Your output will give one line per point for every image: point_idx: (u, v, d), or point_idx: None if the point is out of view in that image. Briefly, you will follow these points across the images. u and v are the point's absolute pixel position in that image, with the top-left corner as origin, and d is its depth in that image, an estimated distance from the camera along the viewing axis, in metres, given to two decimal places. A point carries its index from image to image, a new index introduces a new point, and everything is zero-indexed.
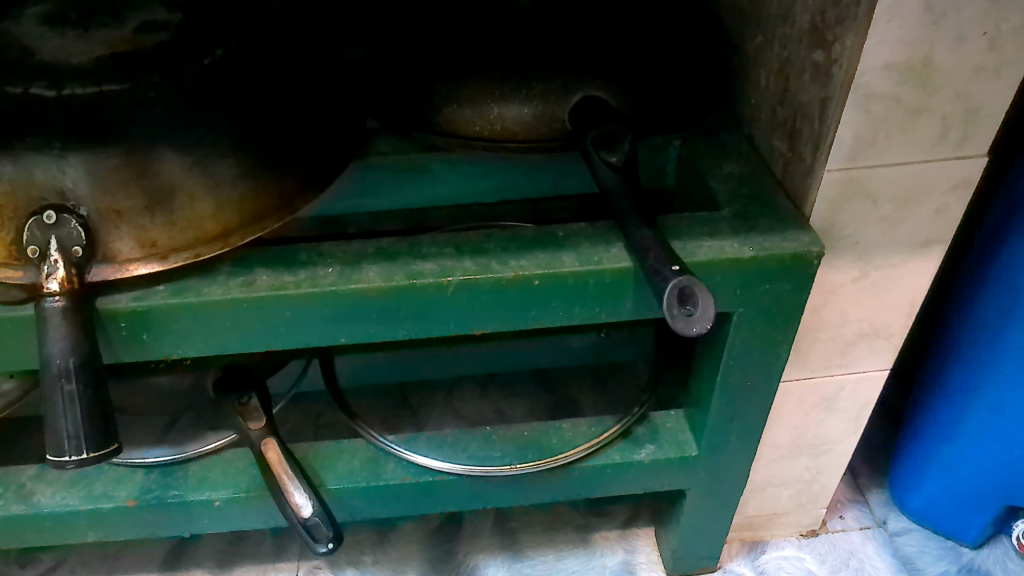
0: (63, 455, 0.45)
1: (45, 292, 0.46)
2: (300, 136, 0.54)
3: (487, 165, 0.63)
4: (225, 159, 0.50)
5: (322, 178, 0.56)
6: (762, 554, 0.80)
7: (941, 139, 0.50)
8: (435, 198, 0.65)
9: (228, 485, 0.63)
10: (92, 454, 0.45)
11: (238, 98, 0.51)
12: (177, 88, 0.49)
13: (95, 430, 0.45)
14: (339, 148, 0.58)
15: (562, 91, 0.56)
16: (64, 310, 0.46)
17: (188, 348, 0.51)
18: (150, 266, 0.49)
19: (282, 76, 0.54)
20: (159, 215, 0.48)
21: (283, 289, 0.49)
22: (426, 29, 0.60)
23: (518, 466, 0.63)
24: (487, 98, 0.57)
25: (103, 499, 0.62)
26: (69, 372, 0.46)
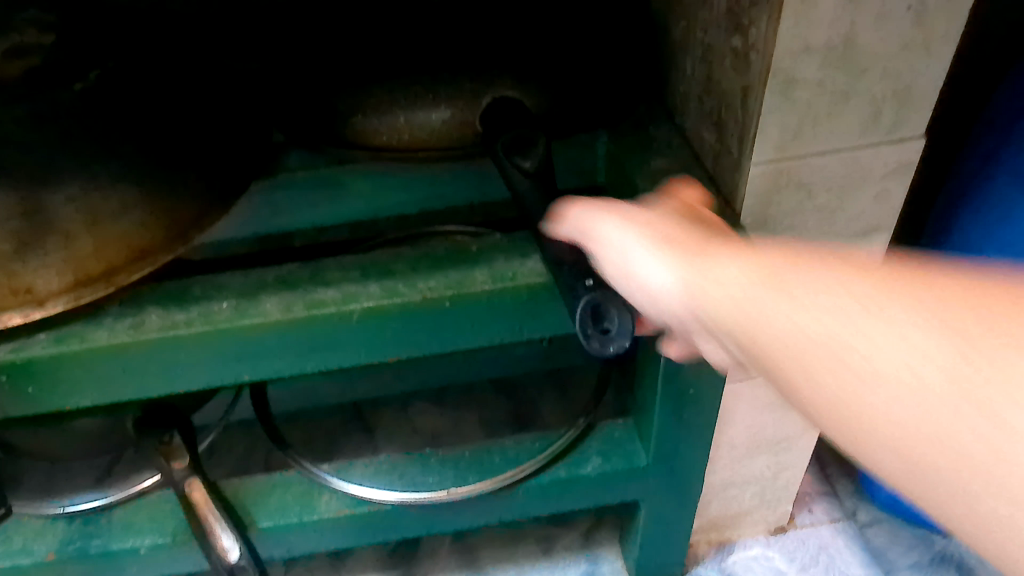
0: None
1: None
2: (191, 161, 0.50)
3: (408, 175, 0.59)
4: (105, 192, 0.46)
5: (221, 205, 0.52)
6: (730, 555, 0.77)
7: (873, 123, 0.47)
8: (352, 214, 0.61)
9: (154, 531, 0.59)
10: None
11: (120, 125, 0.46)
12: (46, 122, 0.44)
13: None
14: (241, 167, 0.53)
15: (473, 93, 0.52)
16: None
17: (81, 397, 0.48)
18: (27, 314, 0.45)
19: (171, 96, 0.49)
20: (31, 258, 0.44)
21: (172, 330, 0.45)
22: (328, 32, 0.56)
23: (456, 491, 0.60)
24: (397, 104, 0.53)
25: (20, 555, 0.58)
26: None
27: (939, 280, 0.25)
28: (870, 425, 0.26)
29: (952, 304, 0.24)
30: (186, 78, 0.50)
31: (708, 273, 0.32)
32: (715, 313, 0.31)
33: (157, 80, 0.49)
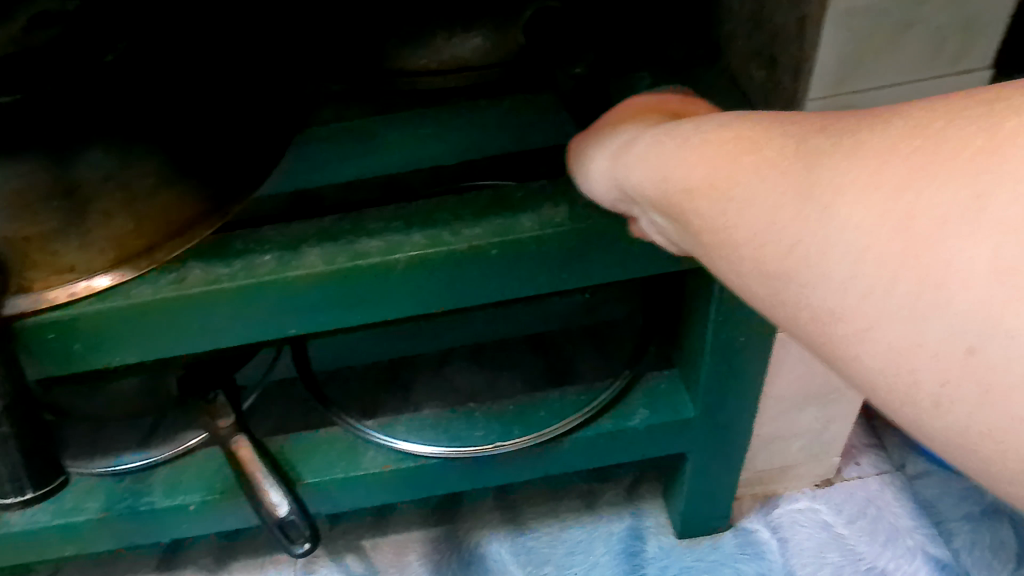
0: (9, 496, 0.45)
1: None
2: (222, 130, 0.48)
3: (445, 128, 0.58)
4: (141, 164, 0.45)
5: (256, 174, 0.52)
6: (776, 508, 0.76)
7: (937, 54, 0.44)
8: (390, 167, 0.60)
9: (202, 489, 0.60)
10: (34, 494, 0.45)
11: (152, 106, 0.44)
12: None
13: (35, 469, 0.44)
14: (275, 131, 0.53)
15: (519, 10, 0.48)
16: None
17: (126, 354, 0.48)
18: (70, 289, 0.45)
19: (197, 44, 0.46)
20: (72, 237, 0.44)
21: (216, 283, 0.45)
22: None
23: (501, 445, 0.59)
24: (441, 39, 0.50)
25: (72, 513, 0.59)
26: None
27: (864, 136, 0.24)
28: (811, 288, 0.24)
29: (885, 156, 0.23)
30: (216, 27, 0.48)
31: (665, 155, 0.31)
32: (675, 195, 0.30)
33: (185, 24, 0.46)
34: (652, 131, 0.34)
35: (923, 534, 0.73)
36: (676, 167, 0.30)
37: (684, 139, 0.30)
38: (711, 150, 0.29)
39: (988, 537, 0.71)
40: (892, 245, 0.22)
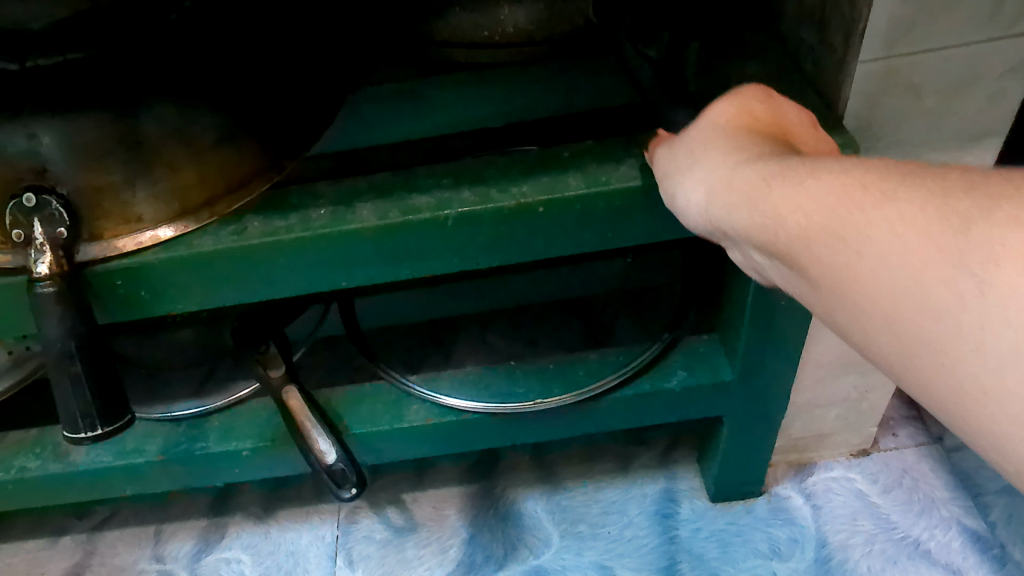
0: (79, 432, 0.46)
1: (34, 278, 0.45)
2: (280, 85, 0.51)
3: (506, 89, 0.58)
4: (203, 122, 0.47)
5: (311, 131, 0.54)
6: (810, 476, 0.77)
7: (993, 16, 0.44)
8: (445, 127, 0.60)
9: (253, 436, 0.62)
10: (105, 430, 0.46)
11: (215, 60, 0.47)
12: None
13: (106, 406, 0.46)
14: (327, 95, 0.55)
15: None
16: (56, 295, 0.45)
17: (188, 302, 0.50)
18: (138, 240, 0.48)
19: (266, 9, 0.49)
20: (140, 188, 0.47)
21: (274, 235, 0.47)
22: None
23: (540, 402, 0.61)
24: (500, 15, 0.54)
25: (133, 454, 0.62)
26: (72, 353, 0.45)
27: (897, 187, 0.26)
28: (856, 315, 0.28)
29: (915, 214, 0.25)
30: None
31: (785, 192, 0.30)
32: (794, 237, 0.29)
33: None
34: (758, 163, 0.32)
35: (959, 505, 0.73)
36: (794, 211, 0.29)
37: (807, 178, 0.29)
38: (837, 193, 0.27)
39: None
40: (958, 292, 0.24)
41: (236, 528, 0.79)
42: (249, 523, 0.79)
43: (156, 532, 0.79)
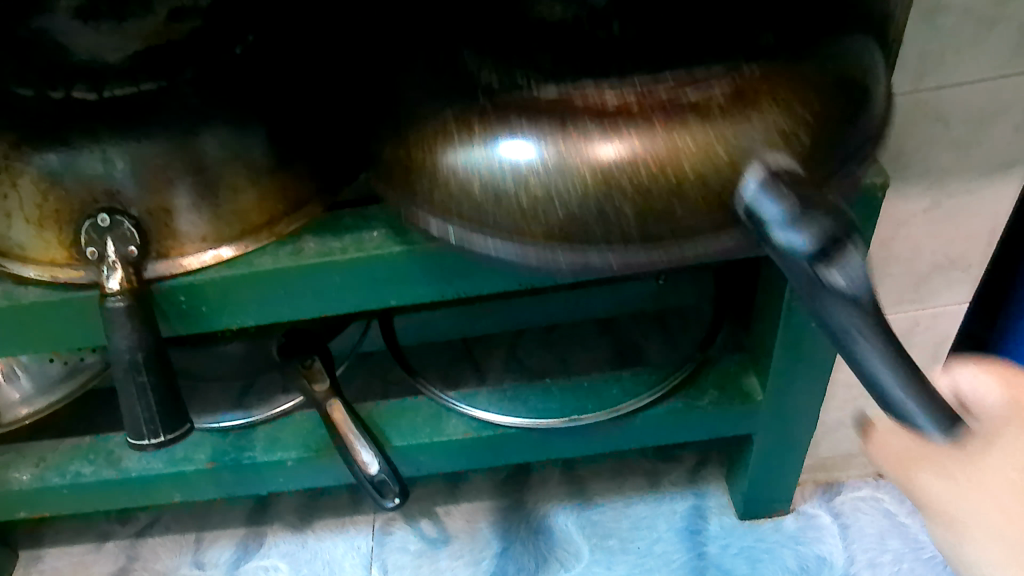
0: (143, 438, 0.48)
1: (107, 293, 0.48)
2: (329, 114, 0.55)
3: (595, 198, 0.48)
4: (261, 149, 0.51)
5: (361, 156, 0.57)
6: (837, 495, 0.78)
7: (1019, 50, 0.46)
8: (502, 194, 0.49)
9: (298, 446, 0.65)
10: (167, 438, 0.48)
11: (275, 90, 0.51)
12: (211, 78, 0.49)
13: (169, 415, 0.48)
14: None
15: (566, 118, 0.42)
16: (127, 308, 0.48)
17: (246, 317, 0.53)
18: (201, 259, 0.51)
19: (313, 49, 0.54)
20: (205, 209, 0.50)
21: (329, 255, 0.50)
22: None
23: (576, 418, 0.63)
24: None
25: (183, 462, 0.65)
26: (139, 365, 0.48)
27: None
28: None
29: None
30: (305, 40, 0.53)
31: None
32: None
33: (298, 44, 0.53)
34: None
35: None
36: None
37: None
38: None
39: None
40: None
41: (274, 537, 0.81)
42: (287, 532, 0.82)
43: (196, 540, 0.82)
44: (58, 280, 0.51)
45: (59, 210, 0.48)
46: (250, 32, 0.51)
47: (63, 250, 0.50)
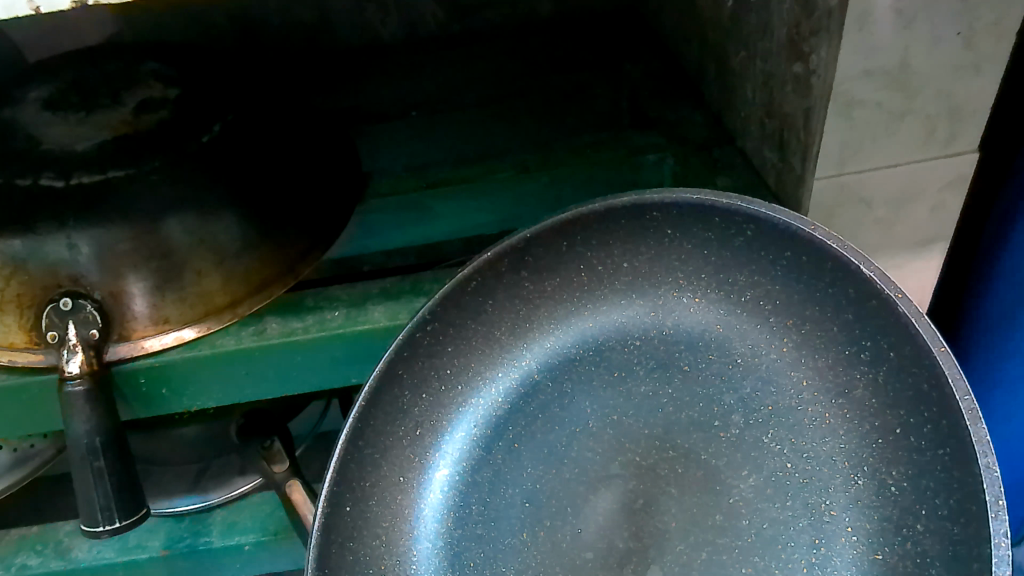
0: (97, 526, 0.48)
1: (66, 376, 0.48)
2: (293, 201, 0.56)
3: (504, 483, 0.49)
4: (228, 234, 0.52)
5: (323, 239, 0.58)
6: None
7: (929, 139, 0.51)
8: (518, 431, 0.50)
9: (256, 530, 0.64)
10: (124, 523, 0.48)
11: (237, 175, 0.53)
12: (179, 166, 0.51)
13: (125, 501, 0.48)
14: (339, 206, 0.60)
15: (906, 445, 0.40)
16: (85, 392, 0.48)
17: (208, 398, 0.53)
18: (163, 340, 0.51)
19: (267, 144, 0.57)
20: (169, 292, 0.51)
21: (292, 335, 0.51)
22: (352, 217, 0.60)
23: None
24: (512, 299, 0.51)
25: (136, 550, 0.64)
26: (96, 450, 0.48)
27: None
28: None
29: None
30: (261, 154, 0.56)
31: None
32: None
33: (256, 139, 0.56)
34: None
35: None
36: None
37: None
38: None
39: None
40: None
41: None
42: None
43: None
44: (16, 365, 0.50)
45: (20, 295, 0.49)
46: (216, 124, 0.55)
47: (23, 335, 0.50)
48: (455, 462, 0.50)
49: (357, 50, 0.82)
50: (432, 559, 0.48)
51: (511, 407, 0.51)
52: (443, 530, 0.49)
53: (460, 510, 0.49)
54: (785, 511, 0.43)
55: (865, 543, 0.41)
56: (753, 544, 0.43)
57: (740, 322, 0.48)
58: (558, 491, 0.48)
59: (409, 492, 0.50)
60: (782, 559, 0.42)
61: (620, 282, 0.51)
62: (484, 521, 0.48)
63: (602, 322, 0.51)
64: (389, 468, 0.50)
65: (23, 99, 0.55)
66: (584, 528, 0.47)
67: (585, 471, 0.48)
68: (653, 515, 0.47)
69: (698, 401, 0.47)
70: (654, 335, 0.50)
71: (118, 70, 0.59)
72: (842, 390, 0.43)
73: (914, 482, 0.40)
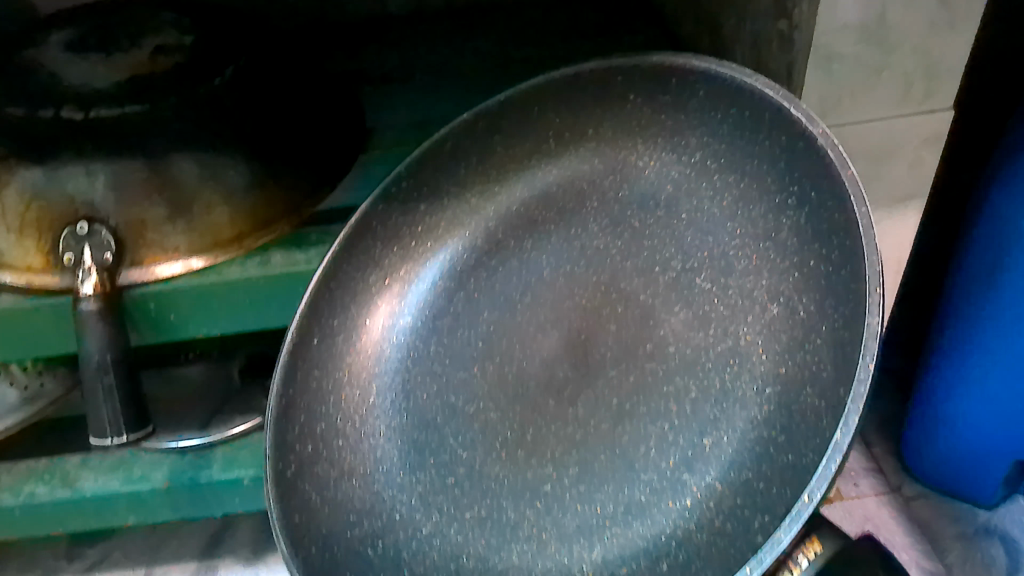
0: (106, 438, 0.52)
1: (80, 296, 0.50)
2: (300, 145, 0.59)
3: (461, 325, 0.56)
4: (237, 171, 0.55)
5: (328, 182, 0.61)
6: (856, 481, 0.84)
7: (906, 94, 0.53)
8: (479, 283, 0.57)
9: (255, 465, 0.66)
10: (130, 438, 0.52)
11: (248, 117, 0.56)
12: (193, 105, 0.54)
13: (132, 416, 0.52)
14: (343, 155, 0.63)
15: (817, 274, 0.43)
16: (97, 311, 0.51)
17: (212, 328, 0.56)
18: (173, 268, 0.54)
19: (277, 91, 0.59)
20: (180, 223, 0.53)
21: (294, 264, 0.55)
22: (344, 134, 0.64)
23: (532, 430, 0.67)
24: (484, 163, 0.59)
25: (140, 482, 0.66)
26: (107, 366, 0.51)
27: None
28: None
29: None
30: (270, 99, 0.59)
31: None
32: None
33: (267, 86, 0.59)
34: None
35: (920, 550, 0.77)
36: None
37: None
38: None
39: (978, 554, 0.75)
40: None
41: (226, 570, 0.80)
42: (240, 566, 0.80)
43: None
44: (33, 286, 0.53)
45: (39, 219, 0.51)
46: (228, 67, 0.57)
47: (40, 257, 0.52)
48: (419, 314, 0.58)
49: (365, 18, 0.85)
50: (391, 392, 0.55)
51: (470, 261, 0.58)
52: (403, 366, 0.56)
53: (424, 354, 0.56)
54: (708, 337, 0.47)
55: (772, 360, 0.44)
56: (677, 367, 0.48)
57: (689, 181, 0.51)
58: (506, 332, 0.55)
59: (375, 335, 0.57)
60: (698, 376, 0.47)
61: (583, 149, 0.57)
62: (441, 359, 0.56)
63: (560, 178, 0.57)
64: (362, 313, 0.58)
65: (47, 42, 0.58)
66: (529, 362, 0.54)
67: (536, 315, 0.55)
68: (593, 348, 0.52)
69: (643, 252, 0.52)
70: (609, 194, 0.55)
71: (137, 18, 0.62)
72: (769, 235, 0.46)
73: (820, 308, 0.42)
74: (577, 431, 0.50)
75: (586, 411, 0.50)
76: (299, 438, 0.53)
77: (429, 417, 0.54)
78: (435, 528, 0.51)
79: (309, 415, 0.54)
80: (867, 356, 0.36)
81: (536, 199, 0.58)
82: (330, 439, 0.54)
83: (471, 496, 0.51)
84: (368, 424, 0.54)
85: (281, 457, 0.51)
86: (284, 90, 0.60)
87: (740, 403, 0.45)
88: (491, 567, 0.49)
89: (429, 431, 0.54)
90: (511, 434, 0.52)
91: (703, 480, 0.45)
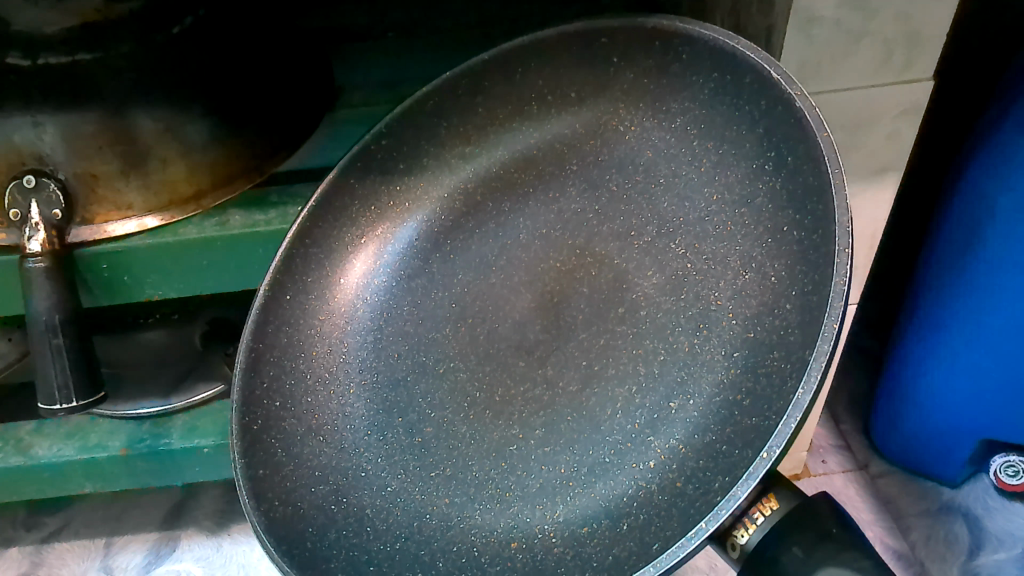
0: (55, 404, 0.49)
1: (27, 253, 0.49)
2: (263, 103, 0.57)
3: (436, 287, 0.55)
4: (196, 125, 0.53)
5: (292, 143, 0.59)
6: (823, 457, 0.84)
7: (886, 62, 0.52)
8: (455, 244, 0.56)
9: (216, 433, 0.65)
10: (81, 403, 0.49)
11: (209, 69, 0.53)
12: (147, 55, 0.50)
13: (81, 381, 0.49)
14: (308, 116, 0.61)
15: (789, 239, 0.41)
16: (46, 269, 0.49)
17: (168, 288, 0.55)
18: (126, 227, 0.53)
19: (245, 44, 0.56)
20: (134, 178, 0.52)
21: (254, 225, 0.54)
22: (310, 95, 0.61)
23: None
24: (465, 123, 0.57)
25: (96, 449, 0.64)
26: (55, 328, 0.49)
27: None
28: None
29: None
30: (236, 52, 0.55)
31: None
32: None
33: (234, 35, 0.55)
34: None
35: (884, 527, 0.77)
36: None
37: None
38: None
39: (942, 531, 0.75)
40: None
41: (189, 540, 0.79)
42: (202, 536, 0.79)
43: (106, 544, 0.79)
44: None
45: None
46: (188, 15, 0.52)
47: None
48: (391, 273, 0.56)
49: None
50: (364, 351, 0.54)
51: (446, 223, 0.57)
52: (375, 327, 0.55)
53: (399, 313, 0.55)
54: (678, 302, 0.46)
55: (740, 324, 0.43)
56: (648, 331, 0.47)
57: (669, 147, 0.49)
58: (478, 297, 0.54)
59: (347, 292, 0.56)
60: (667, 340, 0.46)
61: (565, 114, 0.54)
62: (414, 320, 0.54)
63: (542, 143, 0.55)
64: (334, 271, 0.56)
65: None
66: (501, 324, 0.52)
67: (509, 277, 0.54)
68: (565, 310, 0.51)
69: (618, 215, 0.51)
70: (590, 160, 0.53)
71: None
72: (745, 201, 0.44)
73: (789, 272, 0.41)
74: (544, 393, 0.49)
75: (554, 372, 0.49)
76: (267, 392, 0.52)
77: (398, 377, 0.52)
78: (400, 487, 0.48)
79: (277, 372, 0.52)
80: (831, 315, 0.35)
81: (515, 160, 0.56)
82: (298, 396, 0.52)
83: (436, 455, 0.49)
84: (337, 382, 0.53)
85: (246, 411, 0.50)
86: (251, 44, 0.56)
87: (706, 366, 0.44)
88: (455, 527, 0.46)
89: (399, 391, 0.52)
90: (479, 394, 0.50)
91: (668, 442, 0.43)
